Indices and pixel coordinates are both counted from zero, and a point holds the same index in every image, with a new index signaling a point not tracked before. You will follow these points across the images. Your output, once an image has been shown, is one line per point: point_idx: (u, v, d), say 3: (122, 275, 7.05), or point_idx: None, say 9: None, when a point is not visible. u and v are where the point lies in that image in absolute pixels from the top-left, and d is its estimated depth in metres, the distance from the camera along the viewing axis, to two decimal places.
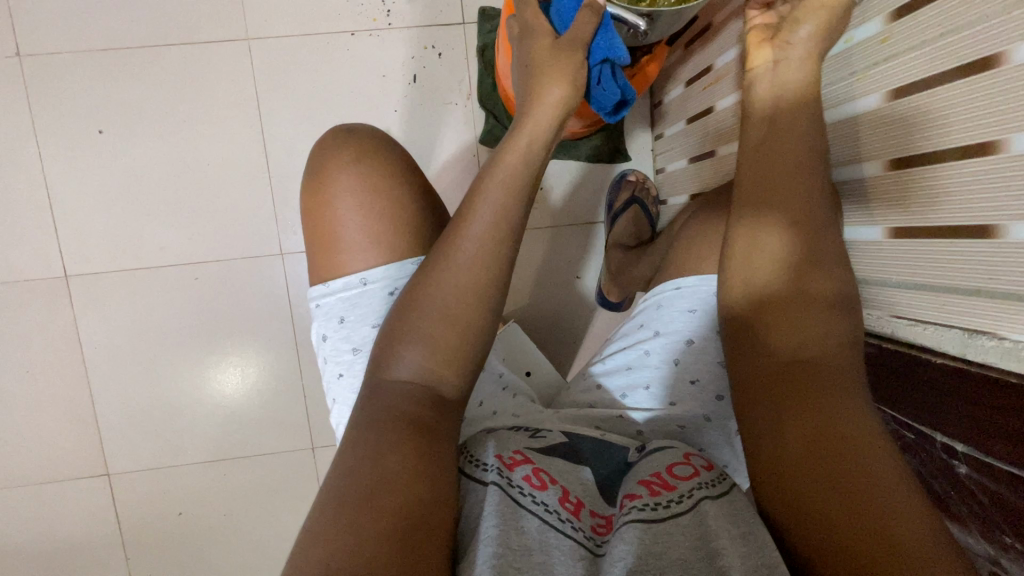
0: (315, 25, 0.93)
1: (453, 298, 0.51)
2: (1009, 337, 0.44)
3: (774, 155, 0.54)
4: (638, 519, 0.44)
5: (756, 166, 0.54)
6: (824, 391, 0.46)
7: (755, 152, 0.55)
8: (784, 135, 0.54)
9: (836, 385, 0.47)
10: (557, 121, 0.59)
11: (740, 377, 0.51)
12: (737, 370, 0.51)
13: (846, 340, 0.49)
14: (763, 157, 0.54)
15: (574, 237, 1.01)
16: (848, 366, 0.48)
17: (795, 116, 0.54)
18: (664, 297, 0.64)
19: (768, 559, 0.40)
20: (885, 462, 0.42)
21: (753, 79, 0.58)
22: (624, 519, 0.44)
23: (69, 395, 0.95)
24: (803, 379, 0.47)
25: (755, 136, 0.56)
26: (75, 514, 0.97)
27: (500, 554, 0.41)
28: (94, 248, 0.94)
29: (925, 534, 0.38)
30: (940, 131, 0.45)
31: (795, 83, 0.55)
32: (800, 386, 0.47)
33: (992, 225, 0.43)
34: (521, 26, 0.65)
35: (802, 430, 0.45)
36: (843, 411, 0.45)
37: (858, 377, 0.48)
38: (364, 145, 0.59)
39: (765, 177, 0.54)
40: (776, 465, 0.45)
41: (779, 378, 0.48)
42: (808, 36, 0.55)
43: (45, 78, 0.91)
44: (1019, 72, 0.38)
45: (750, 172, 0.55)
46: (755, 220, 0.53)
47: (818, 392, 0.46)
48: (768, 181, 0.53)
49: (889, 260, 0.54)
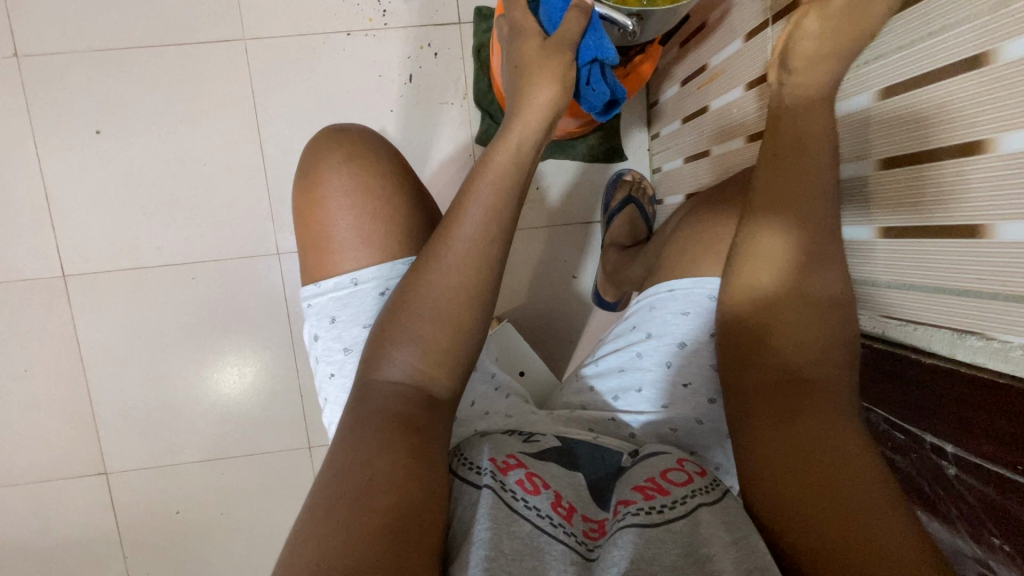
0: (311, 25, 0.93)
1: (442, 298, 0.51)
2: (997, 338, 0.44)
3: (787, 159, 0.52)
4: (636, 523, 0.44)
5: (773, 171, 0.53)
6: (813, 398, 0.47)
7: (773, 157, 0.53)
8: (796, 142, 0.52)
9: (830, 395, 0.47)
10: (548, 122, 0.59)
11: (739, 383, 0.51)
12: (736, 374, 0.52)
13: (841, 346, 0.49)
14: (773, 167, 0.53)
15: (571, 238, 1.01)
16: (843, 376, 0.49)
17: (814, 119, 0.52)
18: (658, 299, 0.64)
19: (760, 561, 0.41)
20: (873, 471, 0.42)
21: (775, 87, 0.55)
22: (620, 524, 0.44)
23: (68, 394, 0.96)
24: (799, 390, 0.48)
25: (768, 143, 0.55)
26: (73, 513, 0.97)
27: (492, 557, 0.41)
28: (93, 247, 0.94)
29: (905, 535, 0.39)
30: (930, 131, 0.45)
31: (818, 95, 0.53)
32: (797, 397, 0.48)
33: (981, 225, 0.42)
34: (512, 26, 0.65)
35: (790, 439, 0.46)
36: (834, 419, 0.46)
37: (852, 388, 0.48)
38: (356, 145, 0.59)
39: (787, 184, 0.52)
40: (762, 471, 0.46)
41: (779, 389, 0.48)
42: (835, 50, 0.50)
43: (43, 78, 0.91)
44: (1007, 71, 0.38)
45: (767, 182, 0.53)
46: (762, 221, 0.53)
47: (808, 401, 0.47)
48: (779, 187, 0.53)
49: (879, 263, 0.54)
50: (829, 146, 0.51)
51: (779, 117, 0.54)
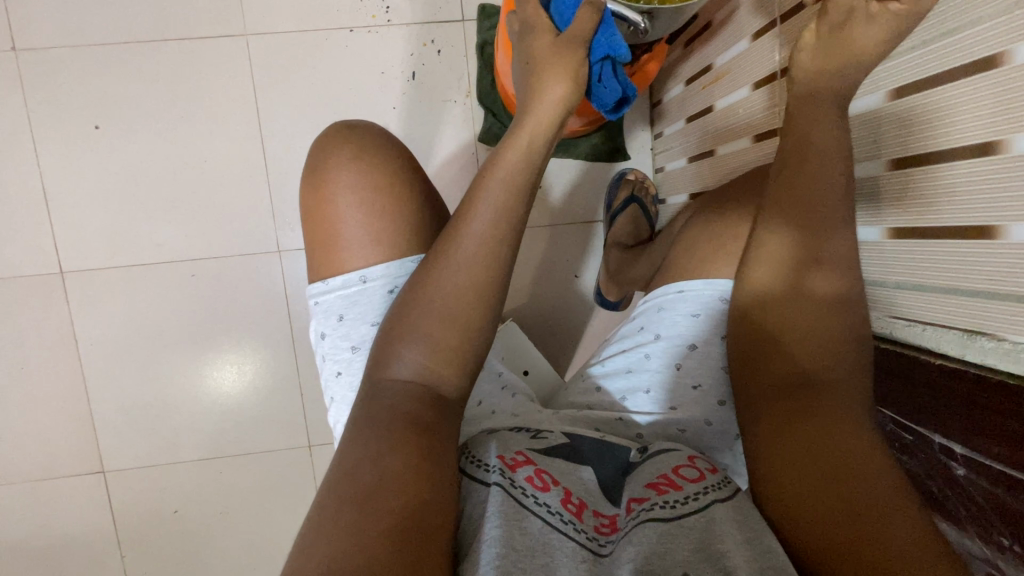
0: (314, 21, 0.93)
1: (452, 296, 0.50)
2: (1008, 339, 0.45)
3: (806, 152, 0.51)
4: (654, 518, 0.44)
5: (787, 170, 0.52)
6: (823, 399, 0.47)
7: (790, 154, 0.53)
8: (801, 140, 0.52)
9: (839, 389, 0.47)
10: (559, 120, 0.58)
11: (749, 384, 0.52)
12: (744, 376, 0.52)
13: (849, 341, 0.49)
14: (780, 168, 0.53)
15: (573, 237, 1.01)
16: (852, 373, 0.49)
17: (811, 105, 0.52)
18: (666, 300, 0.64)
19: (775, 561, 0.41)
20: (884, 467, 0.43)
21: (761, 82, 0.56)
22: (636, 521, 0.44)
23: (66, 391, 0.95)
24: (806, 387, 0.48)
25: (769, 144, 0.55)
26: (70, 512, 0.96)
27: (504, 554, 0.41)
28: (91, 243, 0.93)
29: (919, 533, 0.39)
30: (943, 133, 0.45)
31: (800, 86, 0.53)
32: (804, 394, 0.48)
33: (993, 226, 0.42)
34: (521, 23, 0.64)
35: (800, 437, 0.46)
36: (843, 415, 0.46)
37: (861, 382, 0.48)
38: (364, 142, 0.59)
39: (791, 184, 0.52)
40: (771, 473, 0.46)
41: (787, 389, 0.49)
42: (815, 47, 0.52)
43: (40, 73, 0.90)
44: (1021, 73, 0.38)
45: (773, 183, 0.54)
46: (772, 224, 0.53)
47: (816, 399, 0.47)
48: (791, 184, 0.52)
49: (888, 264, 0.54)
50: (845, 137, 0.50)
51: (785, 117, 0.54)
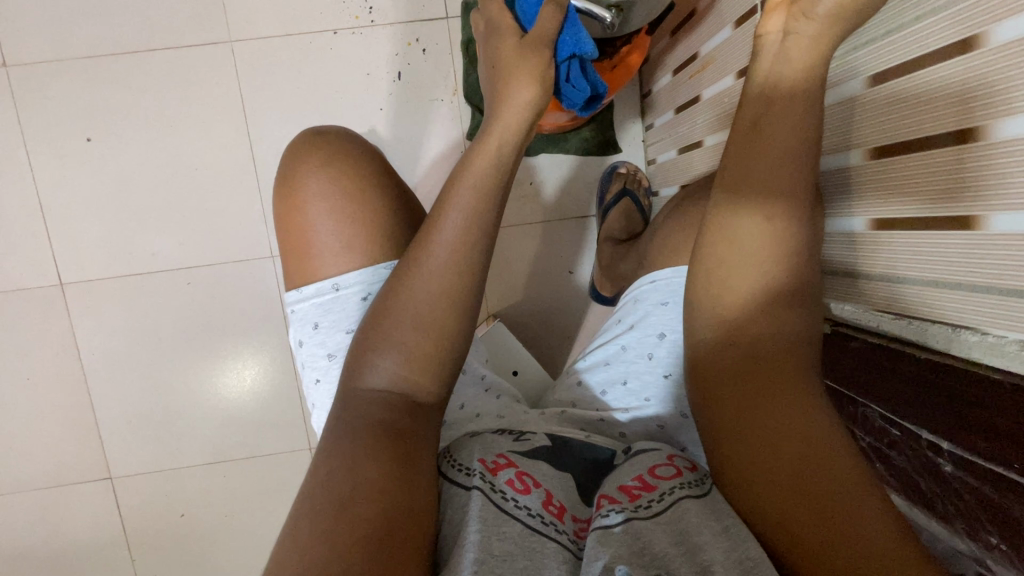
0: (298, 25, 0.92)
1: (426, 304, 0.50)
2: (991, 333, 0.44)
3: (761, 134, 0.48)
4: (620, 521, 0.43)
5: (743, 149, 0.49)
6: (778, 389, 0.45)
7: (747, 134, 0.49)
8: (782, 119, 0.48)
9: (788, 368, 0.46)
10: (527, 123, 0.57)
11: (707, 380, 0.49)
12: (704, 365, 0.50)
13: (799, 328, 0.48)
14: (755, 141, 0.49)
15: (567, 232, 1.00)
16: (802, 356, 0.47)
17: (797, 92, 0.48)
18: (641, 292, 0.64)
19: (751, 551, 0.40)
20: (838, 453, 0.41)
21: (761, 48, 0.50)
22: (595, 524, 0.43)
23: (71, 400, 0.97)
24: (763, 370, 0.46)
25: (742, 114, 0.51)
26: (80, 517, 0.99)
27: (482, 559, 0.40)
28: (88, 254, 0.94)
29: (887, 531, 0.37)
30: (923, 119, 0.43)
31: (803, 59, 0.47)
32: (763, 378, 0.46)
33: (971, 216, 0.41)
34: (487, 24, 0.63)
35: (760, 430, 0.44)
36: (799, 404, 0.44)
37: (807, 365, 0.47)
38: (336, 147, 0.59)
39: (760, 167, 0.48)
40: (736, 469, 0.44)
41: (744, 376, 0.47)
42: (829, 9, 0.44)
43: (31, 88, 0.91)
44: (999, 54, 0.37)
45: (739, 161, 0.50)
46: (733, 211, 0.49)
47: (775, 383, 0.45)
48: (748, 165, 0.49)
49: (870, 255, 0.52)
50: (811, 121, 0.47)
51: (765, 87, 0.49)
